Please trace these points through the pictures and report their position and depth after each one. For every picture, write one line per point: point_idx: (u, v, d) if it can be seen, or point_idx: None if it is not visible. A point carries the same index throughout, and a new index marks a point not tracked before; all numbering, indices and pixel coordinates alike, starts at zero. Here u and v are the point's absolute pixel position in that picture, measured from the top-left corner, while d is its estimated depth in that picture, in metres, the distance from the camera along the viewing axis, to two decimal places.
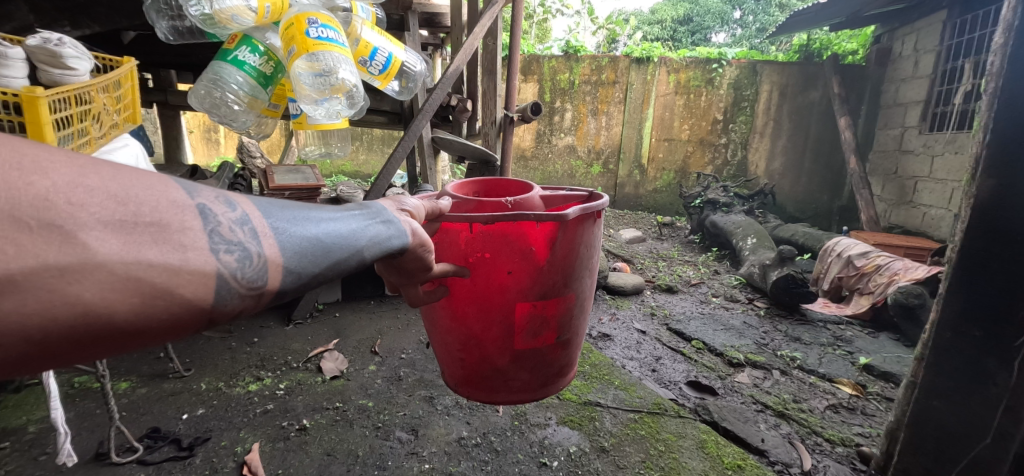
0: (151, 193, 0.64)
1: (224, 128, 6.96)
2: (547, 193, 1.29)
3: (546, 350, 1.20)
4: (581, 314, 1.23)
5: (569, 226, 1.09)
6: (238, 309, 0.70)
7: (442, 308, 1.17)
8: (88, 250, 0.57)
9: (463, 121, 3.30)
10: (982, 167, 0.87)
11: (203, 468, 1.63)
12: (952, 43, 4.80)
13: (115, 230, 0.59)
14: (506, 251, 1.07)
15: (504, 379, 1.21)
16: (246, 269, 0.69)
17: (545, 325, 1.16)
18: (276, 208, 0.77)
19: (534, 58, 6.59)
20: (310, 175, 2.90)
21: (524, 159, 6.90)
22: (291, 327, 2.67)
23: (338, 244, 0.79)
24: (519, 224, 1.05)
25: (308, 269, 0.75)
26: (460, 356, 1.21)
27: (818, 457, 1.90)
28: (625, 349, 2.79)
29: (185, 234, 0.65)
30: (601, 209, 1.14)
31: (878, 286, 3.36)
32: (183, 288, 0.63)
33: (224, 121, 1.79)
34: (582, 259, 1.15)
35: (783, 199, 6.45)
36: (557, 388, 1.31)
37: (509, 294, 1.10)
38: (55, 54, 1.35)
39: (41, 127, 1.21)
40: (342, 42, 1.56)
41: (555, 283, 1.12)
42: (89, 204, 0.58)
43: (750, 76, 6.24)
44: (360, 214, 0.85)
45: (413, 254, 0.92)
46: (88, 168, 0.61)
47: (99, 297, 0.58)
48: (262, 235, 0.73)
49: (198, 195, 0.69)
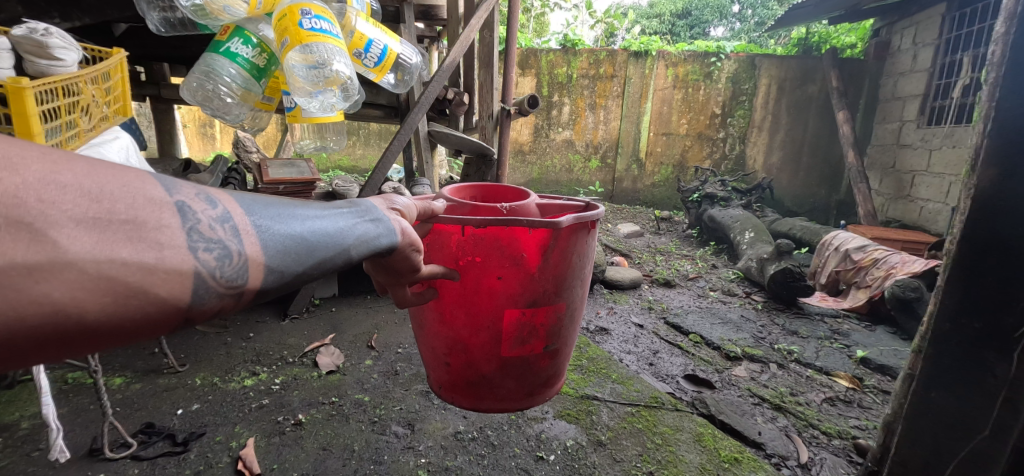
0: (127, 190, 0.63)
1: (219, 123, 6.91)
2: (543, 200, 1.27)
3: (534, 359, 1.18)
4: (571, 323, 1.22)
5: (563, 234, 1.08)
6: (217, 308, 0.69)
7: (431, 311, 1.16)
8: (59, 249, 0.56)
9: (460, 115, 3.28)
10: (983, 160, 0.86)
11: (197, 463, 1.62)
12: (951, 36, 4.77)
13: (88, 228, 0.58)
14: (497, 256, 1.06)
15: (490, 385, 1.20)
16: (225, 268, 0.68)
17: (533, 332, 1.15)
18: (260, 205, 0.76)
19: (532, 51, 6.56)
20: (305, 168, 2.87)
21: (521, 154, 6.86)
22: (286, 322, 2.66)
23: (324, 242, 0.78)
24: (511, 229, 1.04)
25: (291, 268, 0.75)
26: (446, 361, 1.20)
27: (815, 449, 1.89)
28: (623, 343, 2.79)
29: (162, 232, 0.64)
30: (595, 218, 1.13)
31: (875, 279, 3.34)
32: (157, 287, 0.62)
33: (217, 114, 1.78)
34: (574, 269, 1.14)
35: (781, 193, 6.45)
36: (544, 398, 1.30)
37: (499, 300, 1.09)
38: (42, 45, 1.33)
39: (28, 119, 1.19)
40: (337, 33, 1.53)
41: (546, 291, 1.11)
42: (61, 201, 0.58)
43: (749, 70, 6.22)
44: (348, 212, 0.84)
45: (402, 254, 0.91)
46: (61, 164, 0.60)
47: (69, 297, 0.57)
48: (244, 233, 0.72)
49: (177, 192, 0.68)
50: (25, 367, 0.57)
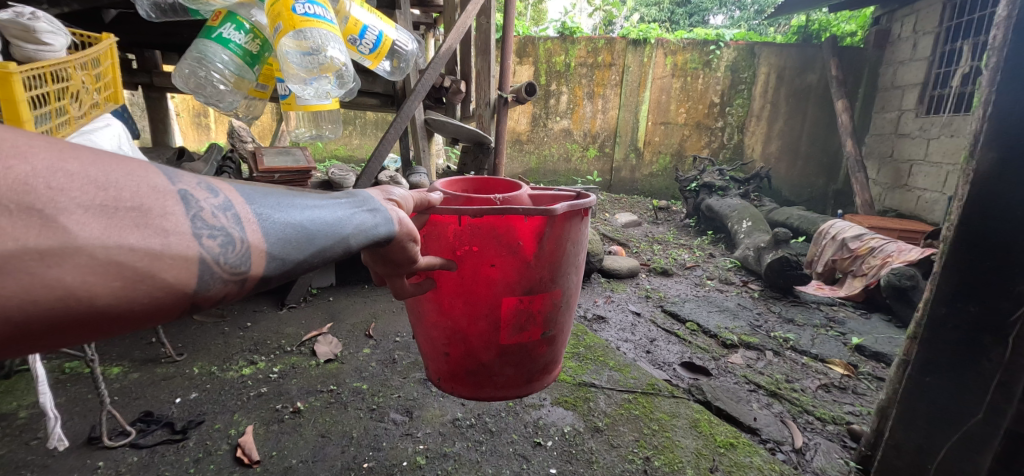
0: (132, 179, 0.63)
1: (213, 113, 6.88)
2: (536, 191, 1.27)
3: (532, 346, 1.19)
4: (567, 310, 1.22)
5: (558, 222, 1.08)
6: (221, 295, 0.69)
7: (429, 302, 1.16)
8: (69, 235, 0.57)
9: (457, 103, 3.24)
10: (983, 141, 0.88)
11: (197, 450, 1.63)
12: (952, 24, 4.74)
13: (96, 215, 0.59)
14: (494, 244, 1.06)
15: (488, 374, 1.20)
16: (228, 254, 0.68)
17: (531, 320, 1.15)
18: (260, 194, 0.76)
19: (529, 39, 6.49)
20: (300, 157, 2.85)
21: (519, 143, 6.83)
22: (284, 311, 2.66)
23: (323, 231, 0.77)
24: (507, 218, 1.04)
25: (292, 256, 0.74)
26: (445, 351, 1.20)
27: (809, 434, 1.91)
28: (619, 331, 2.79)
29: (167, 219, 0.64)
30: (589, 206, 1.13)
31: (871, 268, 3.36)
32: (164, 272, 0.62)
33: (210, 101, 1.73)
34: (569, 256, 1.14)
35: (779, 183, 6.44)
36: (543, 385, 1.30)
37: (496, 288, 1.09)
38: (29, 29, 1.31)
39: (17, 105, 1.19)
40: (330, 19, 1.52)
41: (542, 279, 1.11)
42: (69, 189, 0.58)
43: (748, 58, 6.20)
44: (346, 202, 0.84)
45: (400, 245, 0.91)
46: (67, 153, 0.60)
47: (80, 281, 0.58)
48: (246, 222, 0.72)
49: (179, 181, 0.68)
50: (36, 352, 0.58)
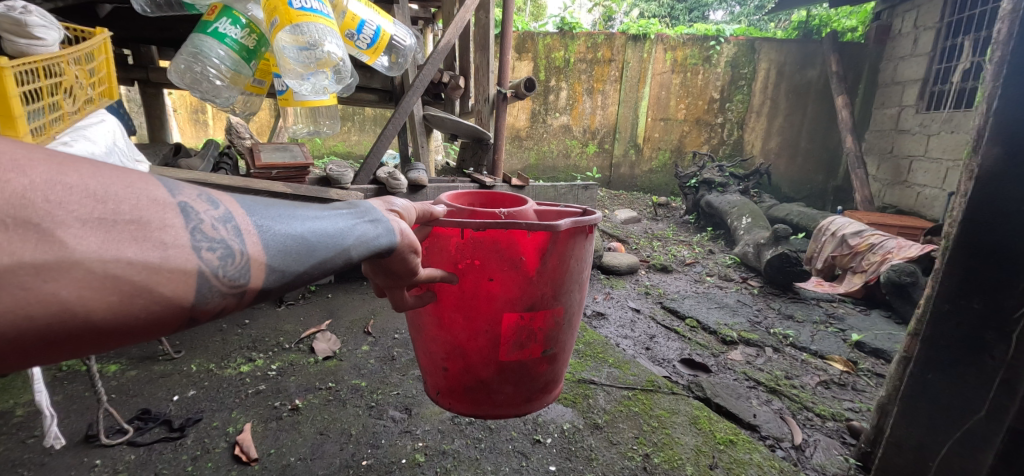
0: (132, 191, 0.63)
1: (211, 109, 6.86)
2: (541, 207, 1.26)
3: (532, 363, 1.17)
4: (569, 328, 1.21)
5: (561, 238, 1.07)
6: (220, 308, 0.68)
7: (429, 315, 1.15)
8: (65, 248, 0.57)
9: (455, 99, 3.22)
10: (989, 136, 0.87)
11: (194, 448, 1.62)
12: (952, 20, 4.71)
13: (94, 228, 0.59)
14: (496, 259, 1.05)
15: (487, 391, 1.18)
16: (228, 267, 0.68)
17: (532, 337, 1.13)
18: (261, 205, 0.75)
19: (528, 35, 6.43)
20: (298, 153, 2.82)
21: (518, 139, 6.80)
22: (282, 308, 2.65)
23: (324, 242, 0.76)
24: (510, 232, 1.03)
25: (292, 268, 0.73)
26: (444, 366, 1.19)
27: (808, 431, 1.90)
28: (619, 328, 2.79)
29: (166, 231, 0.64)
30: (593, 223, 1.12)
31: (871, 264, 3.34)
32: (162, 286, 0.62)
33: (205, 97, 1.69)
34: (571, 273, 1.13)
35: (778, 179, 6.43)
36: (543, 404, 1.28)
37: (497, 303, 1.08)
38: (19, 23, 1.30)
39: (9, 100, 1.17)
40: (327, 13, 1.50)
41: (543, 295, 1.10)
42: (67, 202, 0.59)
43: (748, 54, 6.17)
44: (347, 213, 0.82)
45: (401, 256, 0.89)
46: (67, 166, 0.61)
47: (76, 296, 0.58)
48: (246, 233, 0.71)
49: (179, 193, 0.67)
50: (32, 365, 0.59)
